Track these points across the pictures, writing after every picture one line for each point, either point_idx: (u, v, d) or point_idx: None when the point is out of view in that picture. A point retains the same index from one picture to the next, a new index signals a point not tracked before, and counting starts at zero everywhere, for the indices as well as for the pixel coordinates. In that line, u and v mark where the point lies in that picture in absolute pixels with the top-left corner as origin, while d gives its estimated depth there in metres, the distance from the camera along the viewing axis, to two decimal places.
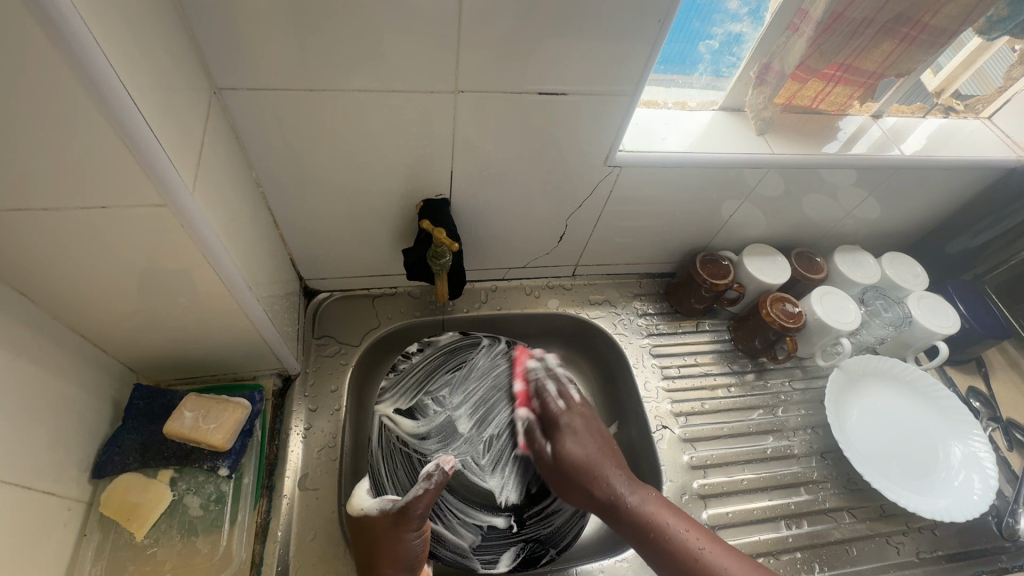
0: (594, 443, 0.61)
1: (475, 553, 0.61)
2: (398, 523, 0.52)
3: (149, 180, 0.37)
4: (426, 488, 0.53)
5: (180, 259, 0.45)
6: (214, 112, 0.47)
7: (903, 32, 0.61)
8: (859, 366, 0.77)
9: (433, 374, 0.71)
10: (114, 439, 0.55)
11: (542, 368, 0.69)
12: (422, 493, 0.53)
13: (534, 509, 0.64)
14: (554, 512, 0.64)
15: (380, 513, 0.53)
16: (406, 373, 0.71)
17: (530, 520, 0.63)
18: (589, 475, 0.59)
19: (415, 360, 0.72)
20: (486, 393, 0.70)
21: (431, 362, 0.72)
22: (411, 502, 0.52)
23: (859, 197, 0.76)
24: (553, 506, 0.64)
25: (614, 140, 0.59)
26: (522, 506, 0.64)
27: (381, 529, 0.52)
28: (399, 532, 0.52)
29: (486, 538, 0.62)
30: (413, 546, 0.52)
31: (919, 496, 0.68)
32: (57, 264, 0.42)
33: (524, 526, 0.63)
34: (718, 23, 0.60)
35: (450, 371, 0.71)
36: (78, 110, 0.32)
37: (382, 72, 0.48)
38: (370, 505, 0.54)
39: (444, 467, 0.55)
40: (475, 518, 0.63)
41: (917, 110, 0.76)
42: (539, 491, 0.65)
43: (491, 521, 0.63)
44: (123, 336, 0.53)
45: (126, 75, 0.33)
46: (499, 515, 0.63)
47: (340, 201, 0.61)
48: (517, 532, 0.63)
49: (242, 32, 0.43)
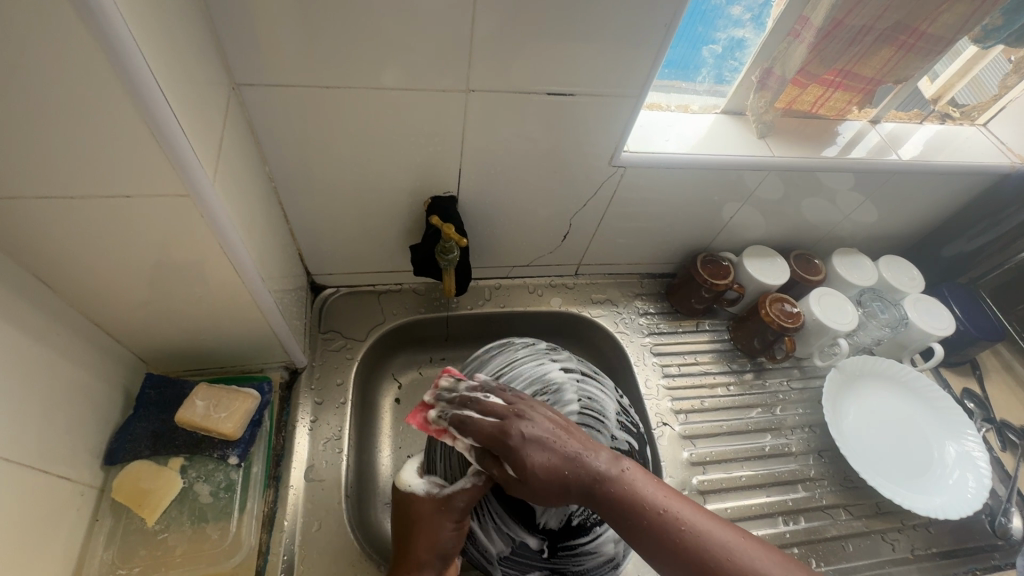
0: (552, 434, 0.49)
1: (500, 561, 0.56)
2: (440, 509, 0.51)
3: (174, 170, 0.38)
4: (471, 482, 0.52)
5: (197, 249, 0.46)
6: (232, 105, 0.48)
7: (900, 40, 0.63)
8: (857, 366, 0.79)
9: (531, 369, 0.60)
10: (126, 427, 0.56)
11: (446, 394, 0.53)
12: (468, 486, 0.51)
13: (571, 542, 0.56)
14: (589, 553, 0.56)
15: (426, 495, 0.52)
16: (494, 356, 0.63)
17: (565, 554, 0.55)
18: (559, 480, 0.47)
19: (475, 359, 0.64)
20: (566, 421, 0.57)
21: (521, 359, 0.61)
22: (455, 492, 0.51)
23: (857, 202, 0.78)
24: (589, 547, 0.56)
25: (620, 142, 0.61)
26: (561, 535, 0.56)
27: (423, 510, 0.51)
28: (440, 520, 0.50)
29: (515, 552, 0.55)
30: (450, 536, 0.50)
31: (913, 493, 0.69)
32: (76, 251, 0.43)
33: (556, 556, 0.55)
34: (721, 28, 0.62)
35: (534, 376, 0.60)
36: (110, 101, 0.33)
37: (396, 71, 0.49)
38: (417, 485, 0.53)
39: (493, 465, 0.51)
40: (511, 530, 0.55)
41: (914, 116, 0.78)
42: (581, 525, 0.56)
43: (524, 538, 0.56)
44: (137, 325, 0.54)
45: (158, 67, 0.34)
46: (534, 535, 0.56)
47: (350, 198, 0.62)
48: (548, 558, 0.56)
49: (262, 30, 0.44)
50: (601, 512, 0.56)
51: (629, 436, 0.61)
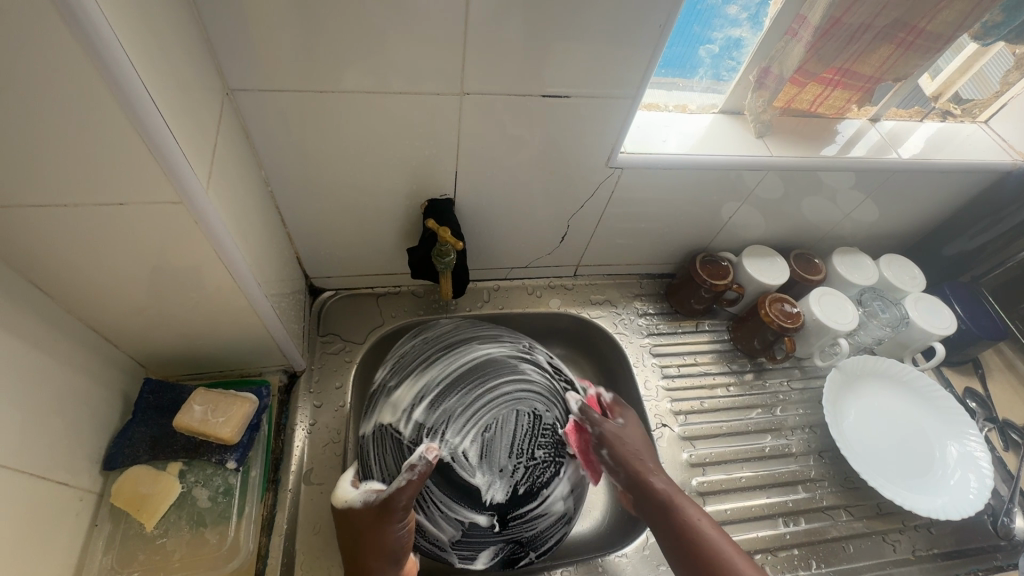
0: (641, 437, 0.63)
1: (455, 546, 0.54)
2: (381, 514, 0.48)
3: (166, 177, 0.38)
4: (409, 479, 0.48)
5: (193, 256, 0.46)
6: (226, 111, 0.48)
7: (900, 37, 0.63)
8: (857, 366, 0.78)
9: (456, 348, 0.60)
10: (124, 432, 0.56)
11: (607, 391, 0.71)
12: (407, 485, 0.47)
13: (520, 511, 0.54)
14: (538, 517, 0.56)
15: (365, 505, 0.49)
16: (424, 341, 0.62)
17: (513, 523, 0.54)
18: (639, 449, 0.59)
19: (418, 342, 0.62)
20: (496, 394, 0.55)
21: (446, 341, 0.61)
22: (393, 493, 0.47)
23: (857, 200, 0.77)
24: (538, 510, 0.55)
25: (616, 143, 0.61)
26: (508, 506, 0.54)
27: (364, 521, 0.48)
28: (382, 525, 0.48)
29: (468, 534, 0.53)
30: (399, 535, 0.49)
31: (915, 494, 0.69)
32: (70, 259, 0.43)
33: (506, 527, 0.54)
34: (718, 28, 0.62)
35: (459, 354, 0.59)
36: (101, 110, 0.33)
37: (389, 75, 0.49)
38: (355, 497, 0.50)
39: (426, 456, 0.49)
40: (458, 514, 0.53)
41: (915, 113, 0.78)
42: (527, 492, 0.54)
43: (472, 517, 0.53)
44: (135, 330, 0.54)
45: (149, 76, 0.34)
46: (483, 513, 0.53)
47: (347, 201, 0.62)
48: (500, 532, 0.54)
49: (255, 35, 0.44)
50: (541, 475, 0.55)
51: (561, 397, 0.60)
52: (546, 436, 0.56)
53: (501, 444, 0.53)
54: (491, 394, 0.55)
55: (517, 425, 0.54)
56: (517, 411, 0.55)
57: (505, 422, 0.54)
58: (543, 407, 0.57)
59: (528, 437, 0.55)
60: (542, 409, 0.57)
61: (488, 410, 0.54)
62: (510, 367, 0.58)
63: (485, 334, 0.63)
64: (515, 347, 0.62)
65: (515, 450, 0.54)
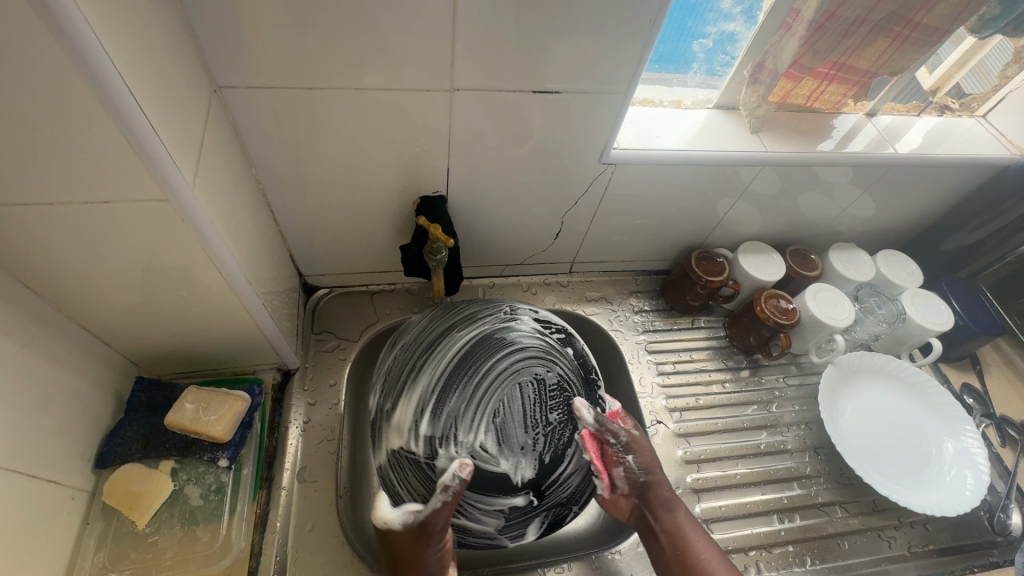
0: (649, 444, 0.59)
1: (503, 532, 0.53)
2: (422, 535, 0.47)
3: (150, 175, 0.38)
4: (445, 500, 0.47)
5: (181, 254, 0.46)
6: (214, 109, 0.47)
7: (895, 31, 0.62)
8: (852, 363, 0.78)
9: (437, 346, 0.55)
10: (117, 430, 0.56)
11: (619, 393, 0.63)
12: (443, 506, 0.47)
13: (553, 478, 0.52)
14: (571, 475, 0.54)
15: (403, 528, 0.47)
16: (404, 348, 0.58)
17: (549, 491, 0.53)
18: (653, 455, 0.59)
19: (401, 348, 0.58)
20: (495, 374, 0.52)
21: (429, 335, 0.57)
22: (432, 516, 0.47)
23: (854, 195, 0.76)
24: (570, 470, 0.53)
25: (608, 138, 0.60)
26: (541, 478, 0.52)
27: (406, 542, 0.48)
28: (423, 544, 0.48)
29: (509, 519, 0.52)
30: (438, 550, 0.49)
31: (910, 490, 0.68)
32: (57, 258, 0.43)
33: (544, 498, 0.53)
34: (711, 22, 0.61)
35: (443, 350, 0.54)
36: (82, 109, 0.33)
37: (378, 72, 0.49)
38: (392, 517, 0.48)
39: (460, 474, 0.47)
40: (495, 505, 0.51)
41: (912, 108, 0.77)
42: (554, 458, 0.52)
43: (509, 503, 0.51)
44: (126, 329, 0.54)
45: (130, 73, 0.34)
46: (518, 495, 0.51)
47: (339, 199, 0.62)
48: (539, 505, 0.53)
49: (242, 31, 0.44)
50: (563, 436, 0.53)
51: (556, 351, 0.56)
52: (555, 396, 0.53)
53: (515, 422, 0.51)
54: (489, 375, 0.52)
55: (523, 401, 0.51)
56: (518, 384, 0.52)
57: (513, 400, 0.51)
58: (543, 368, 0.54)
59: (537, 405, 0.52)
60: (542, 371, 0.54)
61: (493, 394, 0.51)
62: (497, 345, 0.54)
63: (463, 317, 0.58)
64: (497, 319, 0.57)
65: (530, 424, 0.51)
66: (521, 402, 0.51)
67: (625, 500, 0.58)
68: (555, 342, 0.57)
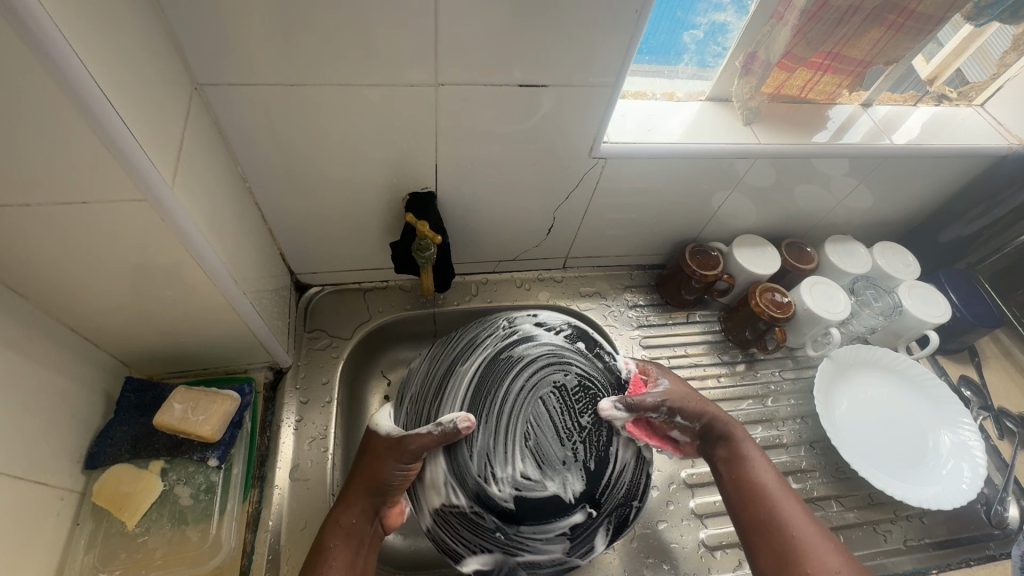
0: (695, 394, 0.58)
1: (572, 552, 0.51)
2: (393, 447, 0.51)
3: (128, 176, 0.37)
4: (429, 431, 0.49)
5: (163, 254, 0.45)
6: (195, 107, 0.47)
7: (890, 18, 0.62)
8: (849, 356, 0.77)
9: (445, 388, 0.52)
10: (106, 431, 0.56)
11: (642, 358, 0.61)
12: (425, 433, 0.49)
13: (602, 482, 0.50)
14: (621, 472, 0.51)
15: (386, 436, 0.52)
16: (413, 401, 0.54)
17: (605, 497, 0.50)
18: (696, 397, 0.58)
19: (412, 389, 0.56)
20: (513, 399, 0.50)
21: (437, 374, 0.54)
22: (411, 435, 0.50)
23: (850, 186, 0.76)
24: (618, 471, 0.51)
25: (598, 132, 0.59)
26: (592, 486, 0.50)
27: (377, 448, 0.52)
28: (389, 457, 0.50)
29: (573, 537, 0.50)
30: (396, 476, 0.50)
31: (906, 484, 0.68)
32: (37, 260, 0.42)
33: (603, 505, 0.50)
34: (701, 13, 0.60)
35: (453, 390, 0.52)
36: (55, 111, 0.32)
37: (360, 69, 0.49)
38: (384, 426, 0.54)
39: (459, 423, 0.49)
40: (553, 529, 0.49)
41: (909, 98, 0.76)
42: (599, 463, 0.50)
43: (569, 522, 0.49)
44: (114, 329, 0.54)
45: (102, 70, 0.33)
46: (574, 513, 0.49)
47: (327, 197, 0.62)
48: (599, 516, 0.50)
49: (221, 28, 0.43)
50: (601, 436, 0.50)
51: (569, 351, 0.54)
52: (581, 398, 0.51)
53: (548, 438, 0.49)
54: (508, 399, 0.50)
55: (550, 415, 0.49)
56: (540, 399, 0.50)
57: (540, 417, 0.49)
58: (559, 373, 0.52)
59: (565, 412, 0.50)
60: (560, 376, 0.51)
61: (518, 419, 0.49)
62: (506, 369, 0.52)
63: (464, 346, 0.55)
64: (499, 339, 0.54)
65: (563, 435, 0.49)
66: (547, 415, 0.49)
67: (691, 446, 0.59)
68: (564, 343, 0.54)
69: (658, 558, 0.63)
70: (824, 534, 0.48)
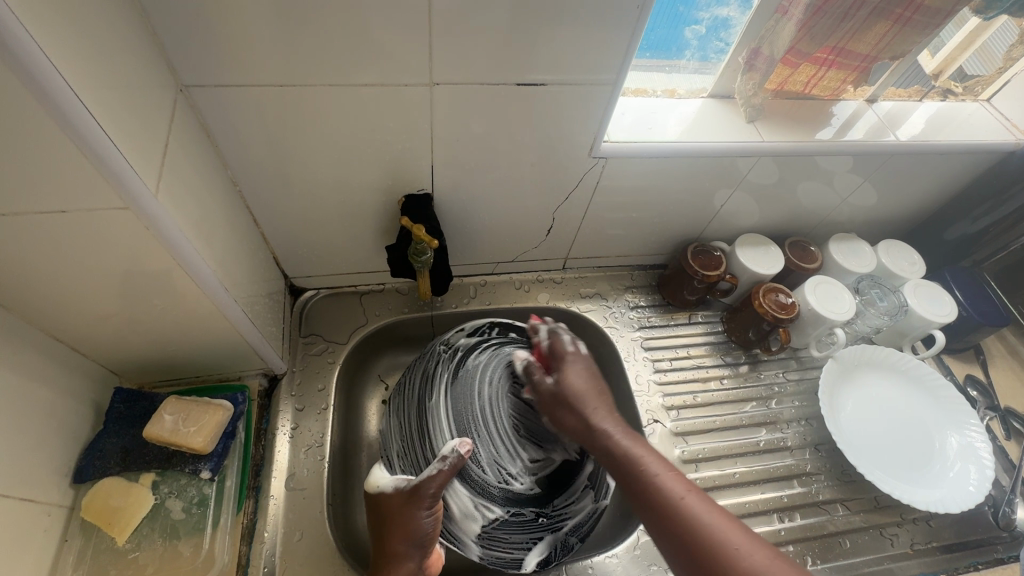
0: (582, 377, 0.55)
1: (600, 501, 0.58)
2: (411, 499, 0.49)
3: (109, 184, 0.36)
4: (440, 469, 0.49)
5: (150, 263, 0.44)
6: (181, 109, 0.45)
7: (897, 12, 0.60)
8: (854, 356, 0.76)
9: (427, 425, 0.55)
10: (95, 444, 0.55)
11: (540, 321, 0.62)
12: (437, 473, 0.49)
13: None
14: None
15: (395, 490, 0.51)
16: (402, 455, 0.56)
17: None
18: (571, 391, 0.54)
19: (389, 433, 0.59)
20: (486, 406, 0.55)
21: (411, 416, 0.57)
22: (424, 481, 0.49)
23: (855, 183, 0.74)
24: None
25: (598, 131, 0.58)
26: None
27: (393, 506, 0.50)
28: (412, 508, 0.49)
29: (592, 488, 0.57)
30: (426, 524, 0.49)
31: (914, 487, 0.67)
32: (16, 272, 0.41)
33: None
34: (704, 8, 0.59)
35: (434, 423, 0.55)
36: (28, 118, 0.31)
37: (353, 68, 0.47)
38: (385, 483, 0.52)
39: (460, 449, 0.50)
40: (575, 487, 0.56)
41: (914, 93, 0.75)
42: None
43: (585, 474, 0.57)
44: (101, 339, 0.52)
45: (77, 76, 0.32)
46: (585, 468, 0.57)
47: (321, 200, 0.60)
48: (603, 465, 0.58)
49: (205, 27, 0.42)
50: None
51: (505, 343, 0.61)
52: None
53: (531, 418, 0.56)
54: (485, 407, 0.55)
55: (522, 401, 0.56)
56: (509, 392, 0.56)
57: (516, 405, 0.56)
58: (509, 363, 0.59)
59: None
60: (511, 364, 0.59)
61: (502, 418, 0.55)
62: (471, 386, 0.56)
63: (420, 383, 0.59)
64: (446, 362, 0.59)
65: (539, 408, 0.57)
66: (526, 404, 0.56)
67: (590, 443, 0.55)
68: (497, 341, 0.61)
69: (663, 565, 0.61)
70: (724, 520, 0.41)
